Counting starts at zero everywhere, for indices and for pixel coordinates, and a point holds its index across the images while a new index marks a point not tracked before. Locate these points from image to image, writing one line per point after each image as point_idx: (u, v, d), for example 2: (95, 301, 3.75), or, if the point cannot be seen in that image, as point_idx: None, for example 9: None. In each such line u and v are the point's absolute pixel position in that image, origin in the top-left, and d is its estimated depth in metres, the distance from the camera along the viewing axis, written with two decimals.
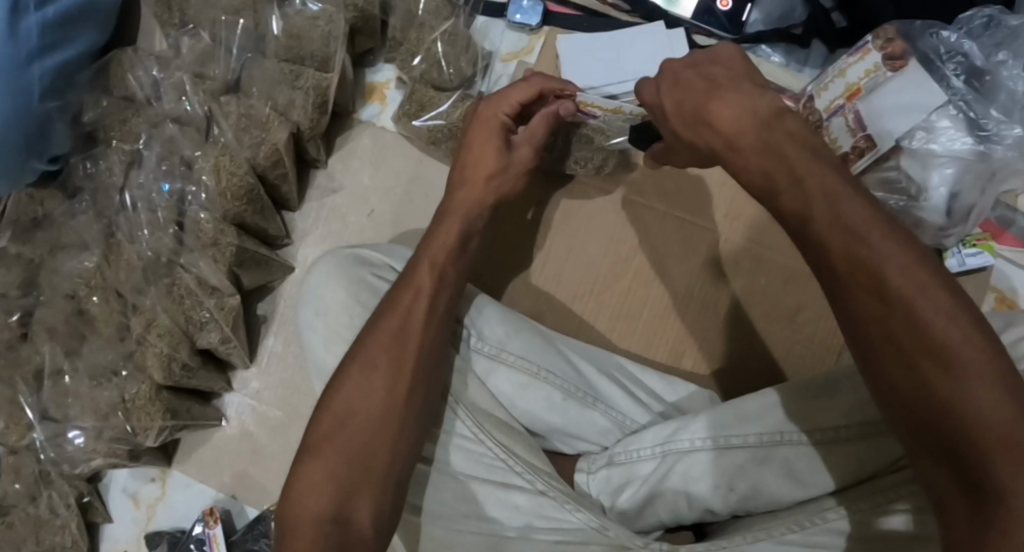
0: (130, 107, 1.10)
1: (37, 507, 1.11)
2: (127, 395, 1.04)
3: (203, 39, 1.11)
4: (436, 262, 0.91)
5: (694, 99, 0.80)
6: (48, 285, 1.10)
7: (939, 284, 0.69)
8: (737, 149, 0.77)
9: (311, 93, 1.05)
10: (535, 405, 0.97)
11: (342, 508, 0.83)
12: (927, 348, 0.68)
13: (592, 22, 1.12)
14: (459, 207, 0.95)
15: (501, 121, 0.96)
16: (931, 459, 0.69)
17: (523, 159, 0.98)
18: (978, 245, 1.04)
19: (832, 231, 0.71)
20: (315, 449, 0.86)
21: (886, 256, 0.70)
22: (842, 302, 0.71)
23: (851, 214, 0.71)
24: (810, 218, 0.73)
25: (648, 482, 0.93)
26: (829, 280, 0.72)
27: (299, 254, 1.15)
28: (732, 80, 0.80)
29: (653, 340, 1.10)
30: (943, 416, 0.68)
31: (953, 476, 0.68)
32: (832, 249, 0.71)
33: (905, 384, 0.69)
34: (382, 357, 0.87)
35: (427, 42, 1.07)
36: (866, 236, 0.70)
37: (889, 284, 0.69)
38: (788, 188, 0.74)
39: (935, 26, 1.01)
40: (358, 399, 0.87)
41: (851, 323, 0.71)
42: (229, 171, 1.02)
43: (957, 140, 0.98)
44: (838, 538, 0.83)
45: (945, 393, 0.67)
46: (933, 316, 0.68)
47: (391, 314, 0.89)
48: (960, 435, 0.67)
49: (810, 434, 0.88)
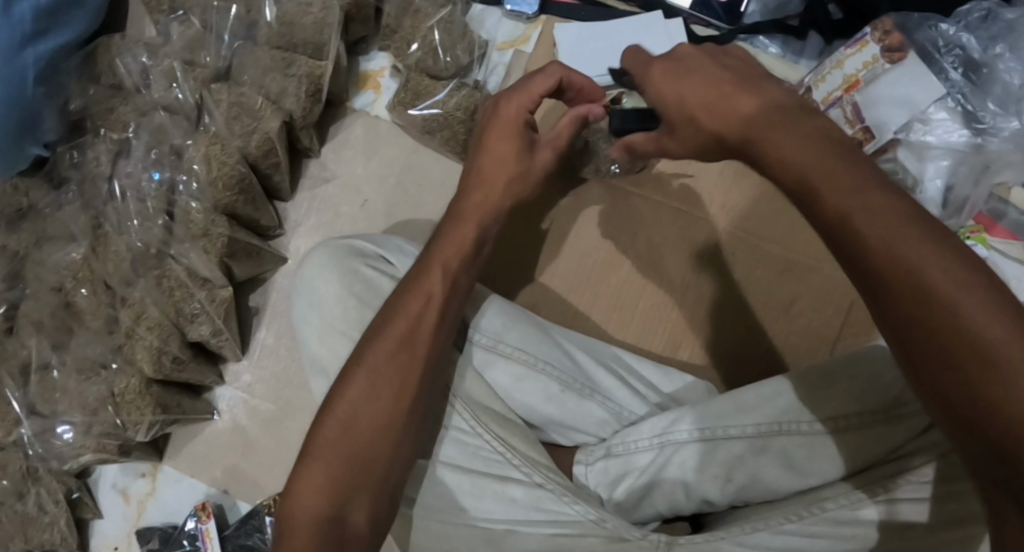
0: (118, 96, 1.08)
1: (24, 504, 1.08)
2: (116, 389, 1.03)
3: (193, 25, 1.09)
4: (449, 268, 0.88)
5: (695, 92, 0.78)
6: (34, 278, 1.08)
7: (987, 284, 0.64)
8: (766, 141, 0.73)
9: (304, 81, 1.03)
10: (533, 397, 0.96)
11: (339, 509, 0.81)
12: (970, 348, 0.62)
13: (589, 11, 1.12)
14: (473, 211, 0.92)
15: (519, 119, 0.91)
16: (976, 463, 0.64)
17: (546, 160, 0.94)
18: (972, 237, 1.03)
19: (869, 223, 0.66)
20: (316, 452, 0.83)
21: (923, 253, 0.64)
22: (877, 298, 0.66)
23: (885, 209, 0.66)
24: (842, 210, 0.67)
25: (646, 472, 0.93)
26: (861, 276, 0.67)
27: (292, 246, 1.14)
28: (750, 76, 0.78)
29: (650, 330, 1.09)
30: (993, 422, 0.62)
31: (1000, 480, 0.62)
32: (867, 241, 0.66)
33: (952, 389, 0.63)
34: (389, 364, 0.85)
35: (423, 29, 1.06)
36: (901, 230, 0.65)
37: (927, 283, 0.64)
38: (821, 181, 0.69)
39: (932, 18, 1.01)
40: (361, 405, 0.84)
41: (884, 321, 0.66)
42: (220, 159, 1.01)
43: (953, 132, 1.00)
44: (836, 527, 0.84)
45: (996, 395, 0.62)
46: (979, 316, 0.63)
47: (398, 319, 0.87)
48: (1013, 441, 0.61)
49: (809, 425, 0.88)
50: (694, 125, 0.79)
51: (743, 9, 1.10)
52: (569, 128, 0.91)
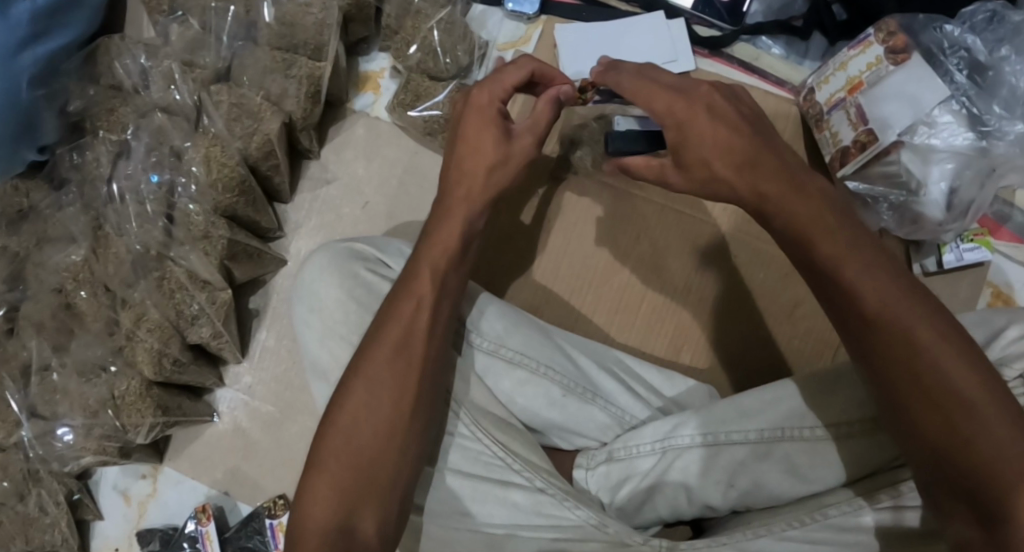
0: (118, 97, 1.08)
1: (25, 505, 1.09)
2: (117, 391, 1.03)
3: (192, 27, 1.08)
4: (437, 267, 0.88)
5: (705, 125, 0.78)
6: (34, 280, 1.08)
7: (965, 343, 0.71)
8: (766, 193, 0.77)
9: (304, 82, 1.03)
10: (534, 401, 0.96)
11: (347, 519, 0.81)
12: (948, 391, 0.70)
13: (590, 12, 1.11)
14: (456, 204, 0.89)
15: (491, 102, 0.89)
16: (947, 493, 0.70)
17: (525, 149, 0.90)
18: (976, 240, 1.04)
19: (862, 276, 0.73)
20: (322, 463, 0.83)
21: (908, 306, 0.72)
22: (864, 344, 0.73)
23: (876, 267, 0.73)
24: (839, 262, 0.74)
25: (649, 477, 0.92)
26: (853, 326, 0.73)
27: (293, 247, 1.13)
28: (758, 124, 0.80)
29: (653, 332, 1.09)
30: (964, 459, 0.69)
31: (970, 508, 0.69)
32: (859, 291, 0.73)
33: (928, 429, 0.71)
34: (388, 372, 0.85)
35: (424, 30, 1.05)
36: (891, 286, 0.73)
37: (913, 333, 0.71)
38: (819, 234, 0.75)
39: (938, 20, 1.00)
40: (363, 415, 0.84)
41: (870, 364, 0.73)
42: (220, 161, 1.00)
43: (958, 135, 0.98)
44: (838, 534, 0.84)
45: (967, 436, 0.69)
46: (956, 368, 0.70)
47: (392, 325, 0.86)
48: (982, 478, 0.68)
49: (812, 430, 0.87)
50: (706, 170, 0.78)
51: (745, 9, 1.09)
52: (546, 108, 0.89)
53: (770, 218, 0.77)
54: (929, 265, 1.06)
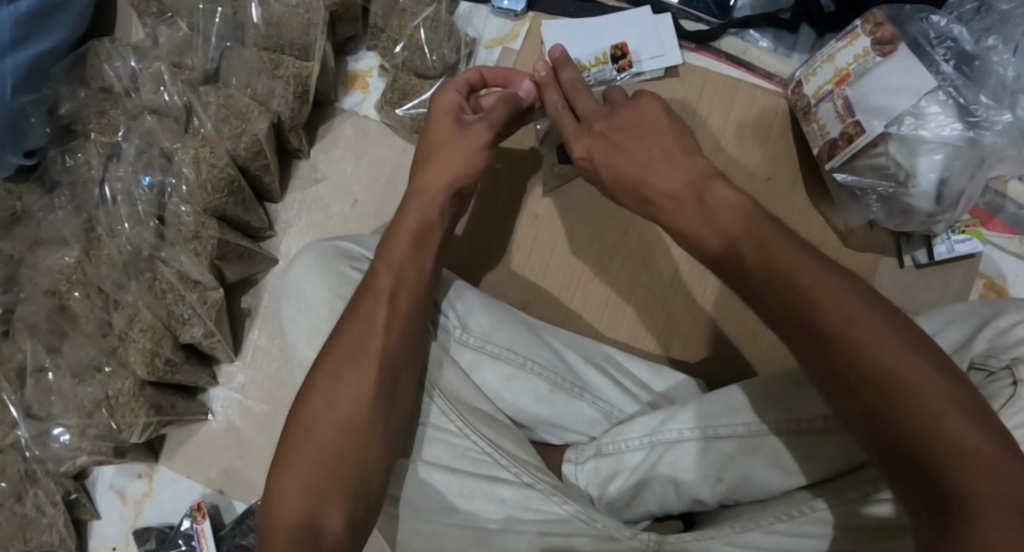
0: (108, 99, 1.07)
1: (23, 506, 1.09)
2: (111, 391, 1.04)
3: (181, 28, 1.09)
4: (392, 261, 0.89)
5: (637, 157, 0.83)
6: (28, 282, 1.09)
7: (883, 317, 0.71)
8: (676, 206, 0.81)
9: (292, 83, 1.03)
10: (522, 397, 0.96)
11: (314, 516, 0.82)
12: (870, 370, 0.69)
13: (579, 8, 1.11)
14: (415, 202, 0.92)
15: (455, 102, 0.92)
16: (891, 469, 0.70)
17: (480, 139, 0.91)
18: (967, 231, 1.03)
19: (768, 269, 0.74)
20: (287, 463, 0.84)
21: (817, 289, 0.72)
22: (786, 331, 0.73)
23: (782, 253, 0.74)
24: (743, 258, 0.75)
25: (637, 471, 0.92)
26: (774, 316, 0.73)
27: (283, 247, 1.14)
28: (673, 146, 0.84)
29: (641, 328, 1.09)
30: (897, 436, 0.69)
31: (917, 483, 0.69)
32: (771, 281, 0.73)
33: (858, 410, 0.71)
34: (343, 366, 0.86)
35: (409, 28, 1.06)
36: (798, 272, 0.73)
37: (824, 317, 0.71)
38: (720, 238, 0.77)
39: (925, 11, 1.00)
40: (320, 410, 0.85)
41: (797, 350, 0.73)
42: (209, 162, 1.01)
43: (946, 126, 0.96)
44: (825, 528, 0.83)
45: (896, 412, 0.69)
46: (875, 344, 0.69)
47: (349, 321, 0.87)
48: (920, 451, 0.68)
49: (798, 424, 0.86)
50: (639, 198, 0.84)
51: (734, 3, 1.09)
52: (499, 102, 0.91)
53: (690, 215, 0.80)
54: (920, 257, 1.05)
